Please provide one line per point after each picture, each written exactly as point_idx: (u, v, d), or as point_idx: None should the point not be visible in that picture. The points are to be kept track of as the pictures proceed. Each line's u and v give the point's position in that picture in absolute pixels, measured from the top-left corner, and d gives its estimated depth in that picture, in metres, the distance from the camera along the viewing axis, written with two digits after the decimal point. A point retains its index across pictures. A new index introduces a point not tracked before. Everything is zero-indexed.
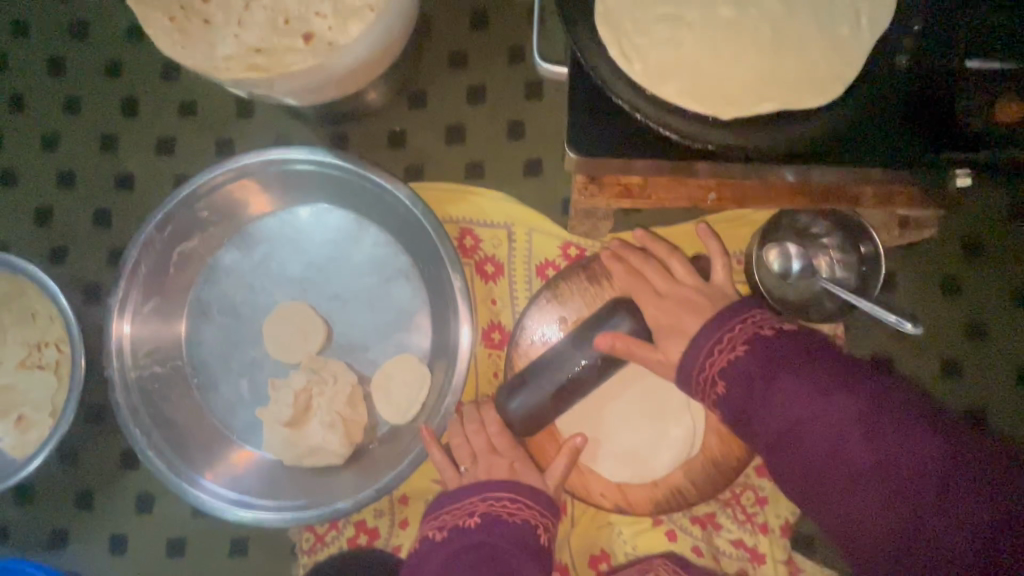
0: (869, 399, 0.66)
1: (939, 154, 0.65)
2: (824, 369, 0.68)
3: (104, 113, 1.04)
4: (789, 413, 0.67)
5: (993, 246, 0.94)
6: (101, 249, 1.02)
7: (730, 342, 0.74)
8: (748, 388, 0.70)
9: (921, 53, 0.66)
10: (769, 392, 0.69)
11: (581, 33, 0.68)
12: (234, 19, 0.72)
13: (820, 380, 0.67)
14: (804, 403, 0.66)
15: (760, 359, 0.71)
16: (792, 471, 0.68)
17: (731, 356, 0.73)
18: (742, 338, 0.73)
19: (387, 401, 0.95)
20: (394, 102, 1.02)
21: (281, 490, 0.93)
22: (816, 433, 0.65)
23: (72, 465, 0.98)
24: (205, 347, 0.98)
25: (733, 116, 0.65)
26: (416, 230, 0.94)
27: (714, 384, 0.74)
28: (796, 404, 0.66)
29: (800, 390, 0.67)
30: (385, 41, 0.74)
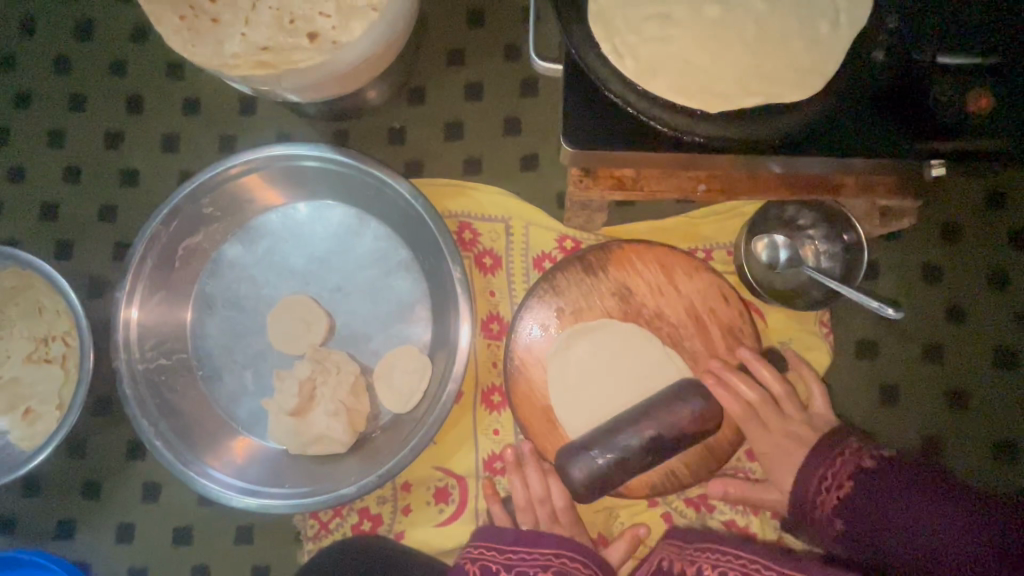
0: (905, 485, 0.74)
1: (920, 146, 0.69)
2: (907, 477, 0.74)
3: (109, 111, 1.07)
4: (810, 479, 0.80)
5: (972, 236, 0.98)
6: (107, 245, 1.04)
7: (844, 471, 0.78)
8: (874, 505, 0.74)
9: (896, 49, 0.70)
10: (867, 506, 0.75)
11: (576, 31, 0.71)
12: (241, 18, 0.74)
13: (889, 496, 0.74)
14: (886, 507, 0.74)
15: (885, 486, 0.74)
16: (857, 527, 0.75)
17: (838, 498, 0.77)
18: (847, 480, 0.77)
19: (389, 390, 0.97)
20: (394, 100, 1.05)
21: (286, 478, 0.95)
22: (898, 521, 0.72)
23: (80, 456, 1.00)
24: (210, 339, 1.01)
25: (721, 109, 0.69)
26: (416, 224, 0.97)
27: (831, 523, 0.77)
28: (895, 510, 0.73)
29: (887, 510, 0.73)
30: (387, 39, 0.77)
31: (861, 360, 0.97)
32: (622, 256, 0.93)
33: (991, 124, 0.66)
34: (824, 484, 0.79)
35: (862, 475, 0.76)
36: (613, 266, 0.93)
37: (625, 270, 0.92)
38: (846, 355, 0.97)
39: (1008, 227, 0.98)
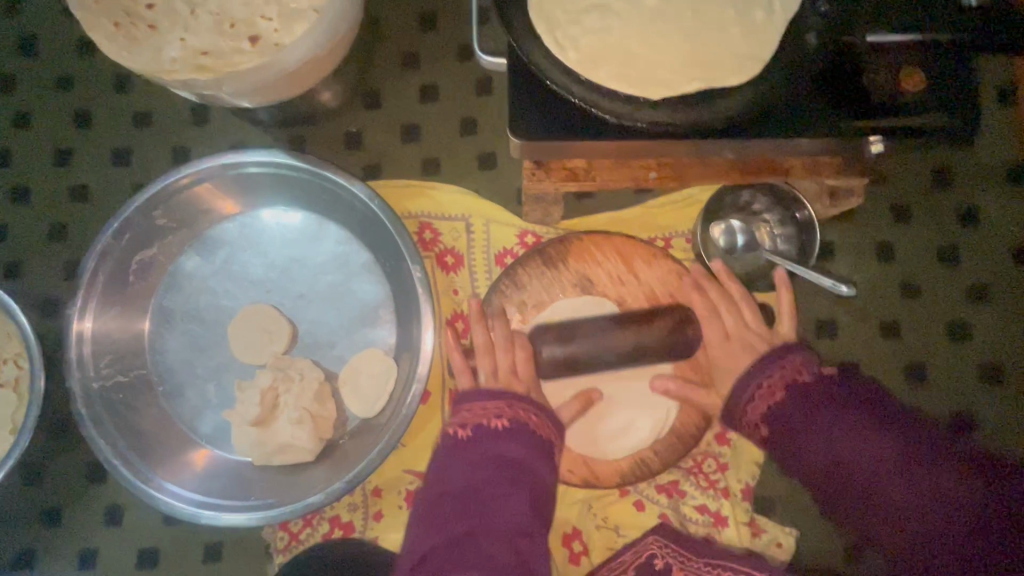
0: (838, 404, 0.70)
1: (853, 125, 0.70)
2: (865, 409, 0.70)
3: (57, 127, 1.04)
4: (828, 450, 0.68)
5: (920, 212, 1.01)
6: (59, 262, 1.02)
7: (777, 383, 0.74)
8: (807, 407, 0.70)
9: (829, 31, 0.71)
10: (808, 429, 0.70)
11: (517, 25, 0.72)
12: (180, 24, 0.74)
13: (814, 399, 0.70)
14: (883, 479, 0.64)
15: (831, 424, 0.69)
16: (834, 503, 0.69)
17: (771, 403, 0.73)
18: (780, 388, 0.74)
19: (356, 395, 0.96)
20: (348, 103, 1.04)
21: (252, 490, 0.93)
22: (870, 464, 0.65)
23: (37, 482, 0.97)
24: (170, 354, 0.99)
25: (662, 97, 0.70)
26: (374, 226, 0.96)
27: (757, 429, 0.75)
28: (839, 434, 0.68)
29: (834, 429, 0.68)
30: (330, 40, 0.77)
31: (821, 339, 0.98)
32: (581, 249, 0.93)
33: (919, 103, 0.70)
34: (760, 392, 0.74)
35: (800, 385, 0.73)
36: (573, 258, 0.93)
37: (585, 262, 0.93)
38: (807, 335, 0.99)
39: (953, 202, 1.01)
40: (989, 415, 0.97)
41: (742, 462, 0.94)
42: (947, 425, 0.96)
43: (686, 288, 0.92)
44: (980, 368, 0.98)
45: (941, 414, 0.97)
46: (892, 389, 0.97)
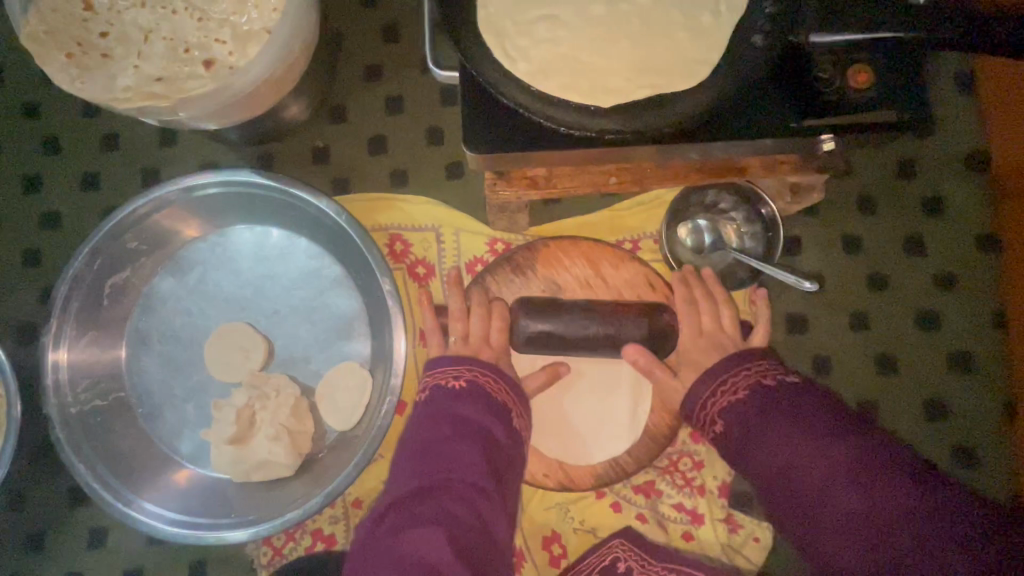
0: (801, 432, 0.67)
1: (805, 122, 0.72)
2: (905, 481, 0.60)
3: (25, 154, 1.05)
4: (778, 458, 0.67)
5: (885, 203, 1.02)
6: (33, 289, 1.02)
7: (747, 380, 0.75)
8: (754, 418, 0.71)
9: (774, 33, 0.72)
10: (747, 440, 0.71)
11: (467, 40, 0.72)
12: (133, 51, 0.74)
13: (776, 410, 0.70)
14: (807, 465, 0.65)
15: (769, 425, 0.69)
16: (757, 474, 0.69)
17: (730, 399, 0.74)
18: (745, 389, 0.74)
19: (333, 409, 0.97)
20: (314, 119, 1.05)
21: (233, 507, 0.94)
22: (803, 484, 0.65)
23: (20, 507, 0.98)
24: (147, 375, 0.99)
25: (614, 104, 0.71)
26: (344, 240, 0.97)
27: (712, 424, 0.76)
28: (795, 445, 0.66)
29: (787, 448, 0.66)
30: (284, 61, 0.77)
31: (792, 333, 0.99)
32: (548, 255, 0.94)
33: (872, 96, 0.70)
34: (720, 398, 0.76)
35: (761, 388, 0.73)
36: (541, 265, 0.94)
37: (552, 268, 0.94)
38: (777, 329, 0.99)
39: (918, 192, 1.02)
40: (960, 402, 0.98)
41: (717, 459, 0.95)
42: (917, 413, 0.97)
43: (654, 289, 0.93)
44: (949, 356, 0.99)
45: (911, 402, 0.98)
46: (863, 379, 0.98)
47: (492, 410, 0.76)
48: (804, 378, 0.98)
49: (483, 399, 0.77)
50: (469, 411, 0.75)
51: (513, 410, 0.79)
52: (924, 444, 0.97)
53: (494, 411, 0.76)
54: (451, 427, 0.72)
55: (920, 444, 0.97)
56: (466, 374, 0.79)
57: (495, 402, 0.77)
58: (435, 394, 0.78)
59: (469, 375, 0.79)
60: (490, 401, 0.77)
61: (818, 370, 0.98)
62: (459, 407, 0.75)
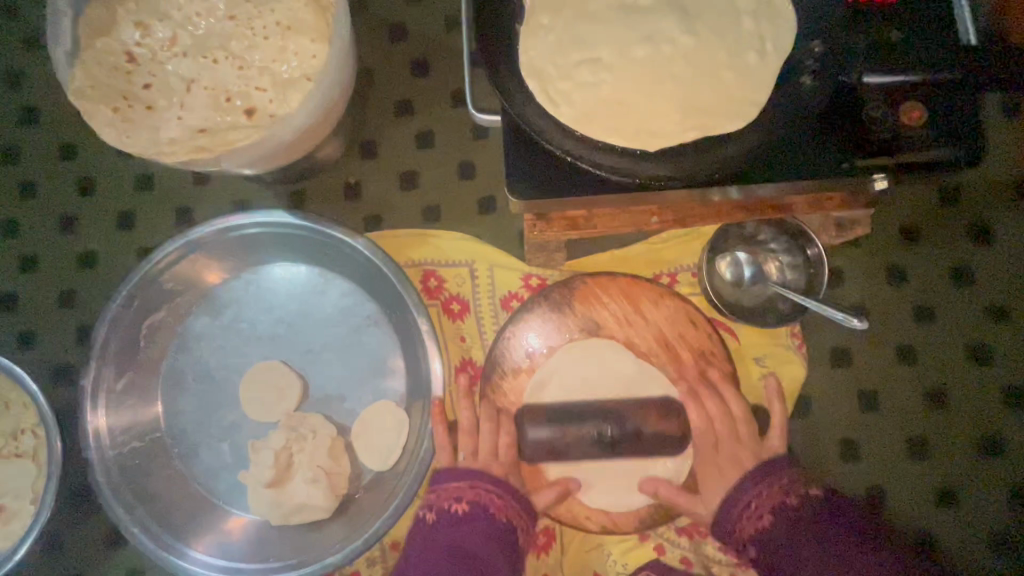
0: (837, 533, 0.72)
1: (855, 162, 0.70)
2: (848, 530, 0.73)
3: (62, 195, 1.06)
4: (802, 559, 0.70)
5: (929, 233, 0.99)
6: (69, 330, 1.03)
7: (766, 503, 0.76)
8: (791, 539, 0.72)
9: (824, 70, 0.70)
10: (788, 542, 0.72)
11: (510, 85, 0.72)
12: (176, 102, 0.75)
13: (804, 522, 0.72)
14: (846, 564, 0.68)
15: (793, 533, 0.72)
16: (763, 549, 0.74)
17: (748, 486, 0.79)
18: (768, 511, 0.76)
19: (369, 449, 0.96)
20: (345, 155, 1.05)
21: (271, 550, 0.93)
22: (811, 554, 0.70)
23: (58, 550, 0.97)
24: (183, 415, 0.99)
25: (660, 148, 0.70)
26: (378, 278, 0.97)
27: (760, 517, 0.76)
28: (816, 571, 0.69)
29: (803, 553, 0.70)
30: (324, 108, 0.77)
31: (836, 367, 0.97)
32: (586, 291, 0.93)
33: (926, 135, 0.68)
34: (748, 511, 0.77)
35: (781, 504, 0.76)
36: (579, 302, 0.93)
37: (591, 305, 0.92)
38: (821, 363, 0.97)
39: (963, 220, 0.99)
40: (1014, 438, 0.95)
41: None
42: (970, 450, 0.94)
43: (695, 325, 0.91)
44: (1002, 390, 0.96)
45: (963, 438, 0.95)
46: (911, 415, 0.95)
47: (495, 533, 0.76)
48: (850, 414, 0.96)
49: (489, 525, 0.77)
50: (469, 539, 0.75)
51: (519, 523, 0.80)
52: (978, 483, 0.93)
53: (500, 545, 0.76)
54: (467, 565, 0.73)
55: (974, 483, 0.94)
56: (467, 493, 0.79)
57: (501, 525, 0.77)
58: (438, 517, 0.78)
59: (471, 496, 0.79)
60: (493, 525, 0.77)
61: (864, 406, 0.96)
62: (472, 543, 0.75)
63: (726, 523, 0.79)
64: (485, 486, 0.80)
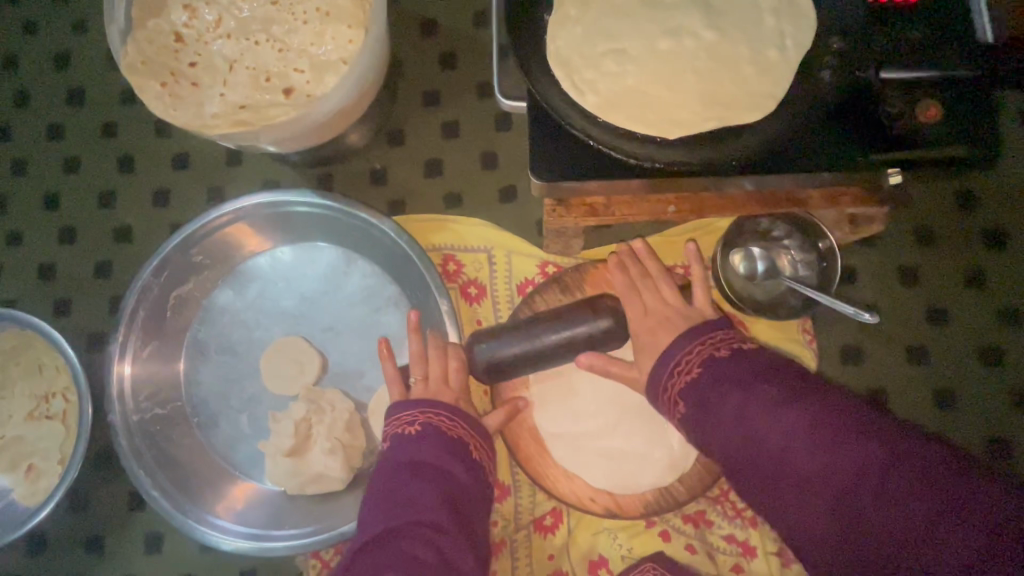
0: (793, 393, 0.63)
1: (876, 157, 0.71)
2: (857, 426, 0.58)
3: (101, 171, 1.11)
4: (741, 405, 0.64)
5: (944, 235, 1.00)
6: (103, 300, 1.07)
7: (697, 357, 0.73)
8: (741, 412, 0.64)
9: (841, 70, 0.73)
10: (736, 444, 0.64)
11: (537, 73, 0.75)
12: (220, 80, 0.79)
13: (780, 384, 0.65)
14: (799, 438, 0.60)
15: (737, 370, 0.69)
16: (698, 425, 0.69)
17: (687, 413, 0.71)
18: (698, 364, 0.72)
19: (384, 425, 0.99)
20: (373, 142, 1.09)
21: (285, 519, 0.96)
22: (804, 468, 0.59)
23: (82, 510, 1.01)
24: (206, 385, 1.03)
25: (680, 137, 0.72)
26: (400, 259, 1.00)
27: (675, 405, 0.73)
28: (750, 411, 0.63)
29: (747, 405, 0.64)
30: (358, 91, 0.81)
31: (846, 363, 0.98)
32: (600, 279, 0.95)
33: (943, 132, 0.70)
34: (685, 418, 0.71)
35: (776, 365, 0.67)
36: (593, 289, 0.95)
37: (605, 292, 0.95)
38: (831, 358, 0.98)
39: (978, 225, 1.00)
40: None
41: None
42: (979, 451, 0.95)
43: None
44: (1013, 395, 0.96)
45: (972, 439, 0.95)
46: (921, 414, 0.96)
47: (449, 449, 0.76)
48: None
49: (443, 438, 0.77)
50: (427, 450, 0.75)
51: (468, 433, 0.79)
52: None
53: (457, 454, 0.76)
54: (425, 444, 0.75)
55: None
56: (421, 417, 0.79)
57: (451, 439, 0.77)
58: (390, 449, 0.77)
59: (423, 419, 0.79)
60: (448, 438, 0.77)
61: (873, 404, 0.96)
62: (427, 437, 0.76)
63: (660, 380, 0.75)
64: (434, 410, 0.80)
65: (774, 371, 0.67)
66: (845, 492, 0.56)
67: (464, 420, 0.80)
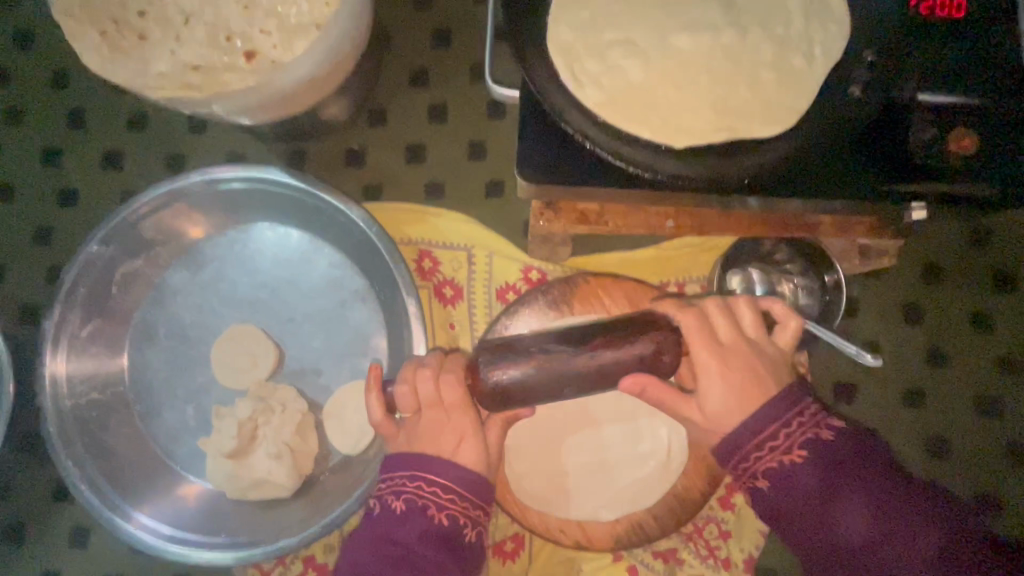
0: (850, 458, 0.58)
1: (892, 187, 0.64)
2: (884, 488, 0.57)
3: (49, 125, 1.00)
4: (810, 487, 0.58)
5: (955, 272, 0.94)
6: (41, 268, 0.97)
7: (800, 427, 0.60)
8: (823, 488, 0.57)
9: (875, 83, 0.65)
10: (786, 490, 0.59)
11: (534, 60, 0.66)
12: (172, 35, 0.69)
13: (839, 462, 0.58)
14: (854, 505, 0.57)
15: (814, 453, 0.59)
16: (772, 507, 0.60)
17: (784, 457, 0.59)
18: (801, 439, 0.59)
19: (340, 428, 0.91)
20: (352, 119, 0.99)
21: (225, 524, 0.88)
22: (853, 539, 0.57)
23: (3, 496, 0.92)
24: (149, 371, 0.94)
25: (688, 145, 0.64)
26: (370, 252, 0.91)
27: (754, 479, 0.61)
28: (847, 491, 0.57)
29: (853, 495, 0.57)
30: (332, 60, 0.71)
31: (838, 402, 0.92)
32: (587, 291, 0.88)
33: (970, 167, 0.62)
34: (767, 442, 0.60)
35: (818, 441, 0.59)
36: (578, 301, 0.88)
37: (591, 306, 0.87)
38: (824, 395, 0.92)
39: (991, 265, 0.94)
40: (1015, 500, 0.90)
41: (746, 529, 0.88)
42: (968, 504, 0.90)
43: None
44: (1009, 448, 0.91)
45: (962, 491, 0.90)
46: (912, 460, 0.91)
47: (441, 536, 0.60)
48: None
49: (427, 525, 0.60)
50: (404, 536, 0.60)
51: (464, 513, 0.63)
52: None
53: (441, 543, 0.60)
54: (396, 553, 0.60)
55: None
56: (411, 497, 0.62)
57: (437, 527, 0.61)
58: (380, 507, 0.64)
59: (413, 487, 0.62)
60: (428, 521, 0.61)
61: None
62: (401, 540, 0.60)
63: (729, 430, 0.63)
64: (433, 479, 0.62)
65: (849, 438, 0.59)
66: (875, 547, 0.56)
67: (476, 500, 0.64)
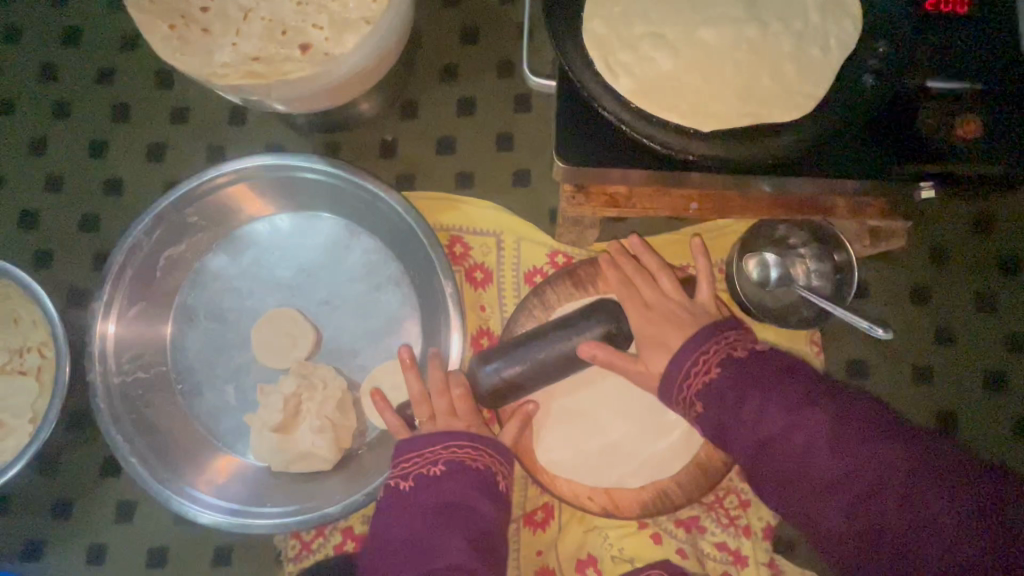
0: (786, 384, 0.68)
1: (904, 167, 0.70)
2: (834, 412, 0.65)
3: (95, 118, 1.05)
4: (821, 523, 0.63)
5: (958, 255, 0.99)
6: (88, 254, 1.02)
7: (716, 354, 0.72)
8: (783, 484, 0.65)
9: (886, 73, 0.71)
10: (743, 396, 0.68)
11: (571, 52, 0.71)
12: (232, 29, 0.74)
13: (763, 373, 0.70)
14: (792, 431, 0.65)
15: (755, 369, 0.70)
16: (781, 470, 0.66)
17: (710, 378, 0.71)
18: (718, 361, 0.72)
19: (376, 406, 0.95)
20: (386, 113, 1.04)
21: (267, 496, 0.92)
22: (805, 458, 0.64)
23: (53, 471, 0.96)
24: (191, 351, 0.98)
25: (715, 129, 0.69)
26: (405, 237, 0.96)
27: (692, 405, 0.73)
28: (770, 413, 0.67)
29: (766, 407, 0.67)
30: (379, 52, 0.76)
31: (850, 379, 0.97)
32: None
33: (974, 149, 0.69)
34: (708, 362, 0.72)
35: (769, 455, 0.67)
36: (604, 283, 0.92)
37: None
38: (836, 372, 0.97)
39: (994, 250, 0.99)
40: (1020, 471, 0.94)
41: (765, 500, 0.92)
42: None
43: None
44: (1013, 422, 0.95)
45: None
46: None
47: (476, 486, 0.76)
48: None
49: (468, 474, 0.77)
50: (453, 489, 0.75)
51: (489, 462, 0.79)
52: None
53: (481, 486, 0.76)
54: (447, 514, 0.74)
55: None
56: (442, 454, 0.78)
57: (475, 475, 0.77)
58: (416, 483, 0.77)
59: (446, 454, 0.78)
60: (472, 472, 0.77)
61: None
62: (451, 493, 0.75)
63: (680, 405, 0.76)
64: (457, 443, 0.78)
65: (797, 372, 0.70)
66: (840, 473, 0.62)
67: (487, 449, 0.80)
